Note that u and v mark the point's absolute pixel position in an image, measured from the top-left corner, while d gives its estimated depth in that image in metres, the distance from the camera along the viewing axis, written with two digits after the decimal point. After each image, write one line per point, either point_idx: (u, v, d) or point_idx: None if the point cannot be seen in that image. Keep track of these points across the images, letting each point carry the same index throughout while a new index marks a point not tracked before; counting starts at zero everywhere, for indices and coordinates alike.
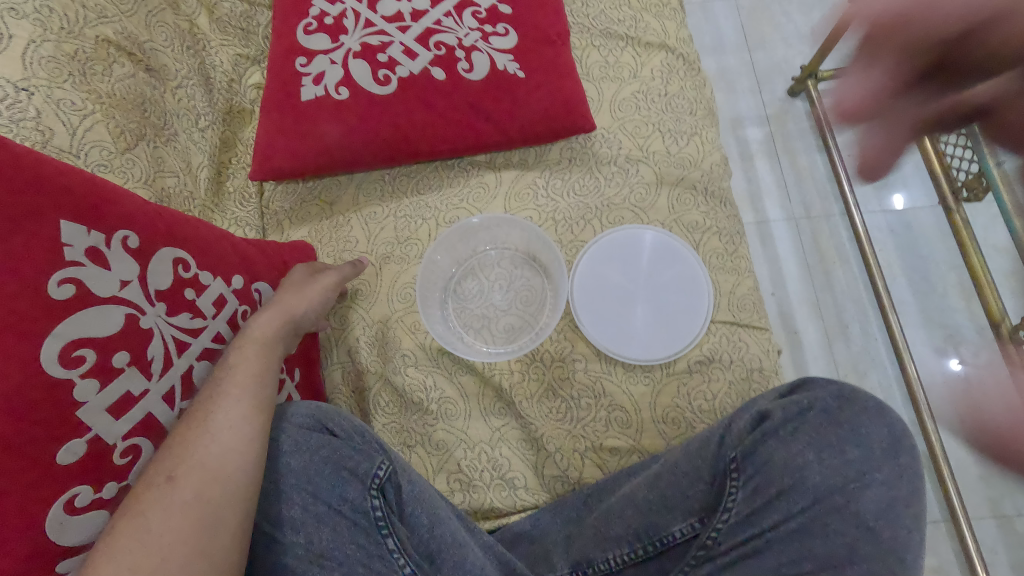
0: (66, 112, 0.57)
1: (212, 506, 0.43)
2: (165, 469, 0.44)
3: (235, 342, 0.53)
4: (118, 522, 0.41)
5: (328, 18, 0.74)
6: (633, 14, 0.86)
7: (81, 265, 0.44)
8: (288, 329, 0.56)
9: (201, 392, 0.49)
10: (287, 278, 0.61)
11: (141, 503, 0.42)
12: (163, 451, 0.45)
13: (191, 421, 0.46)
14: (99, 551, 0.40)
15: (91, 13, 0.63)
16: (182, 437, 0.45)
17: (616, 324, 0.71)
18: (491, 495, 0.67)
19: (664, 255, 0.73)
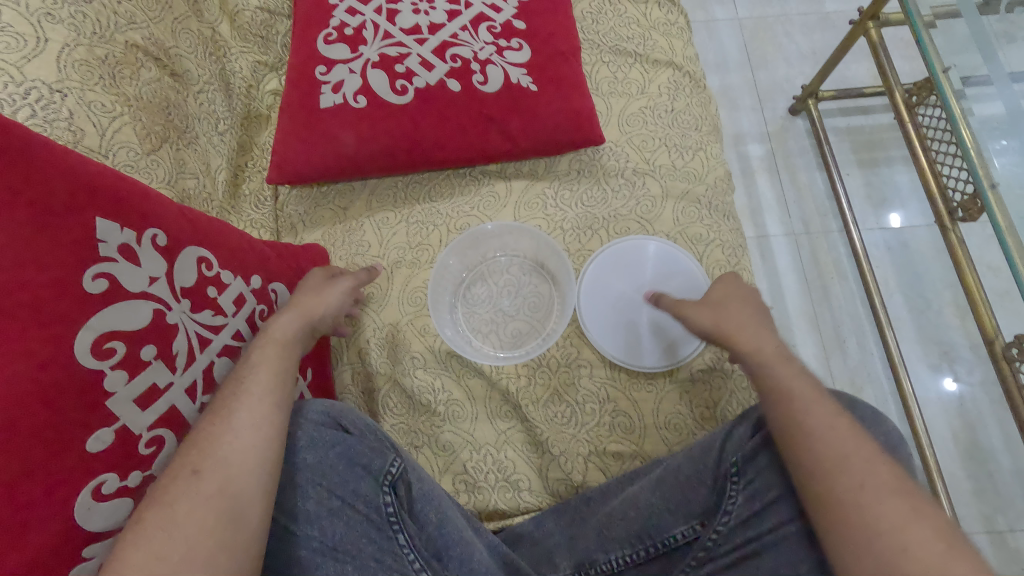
0: (96, 113, 0.59)
1: (235, 501, 0.44)
2: (190, 464, 0.45)
3: (258, 342, 0.55)
4: (146, 514, 0.43)
5: (348, 29, 0.76)
6: (642, 32, 0.89)
7: (114, 261, 0.46)
8: (307, 327, 0.58)
9: (223, 389, 0.51)
10: (304, 281, 0.63)
11: (168, 494, 0.44)
12: (186, 446, 0.47)
13: (216, 418, 0.48)
14: (127, 541, 0.41)
15: (121, 19, 0.65)
16: (206, 434, 0.47)
17: (608, 322, 0.74)
18: (496, 496, 0.69)
19: (676, 275, 0.74)
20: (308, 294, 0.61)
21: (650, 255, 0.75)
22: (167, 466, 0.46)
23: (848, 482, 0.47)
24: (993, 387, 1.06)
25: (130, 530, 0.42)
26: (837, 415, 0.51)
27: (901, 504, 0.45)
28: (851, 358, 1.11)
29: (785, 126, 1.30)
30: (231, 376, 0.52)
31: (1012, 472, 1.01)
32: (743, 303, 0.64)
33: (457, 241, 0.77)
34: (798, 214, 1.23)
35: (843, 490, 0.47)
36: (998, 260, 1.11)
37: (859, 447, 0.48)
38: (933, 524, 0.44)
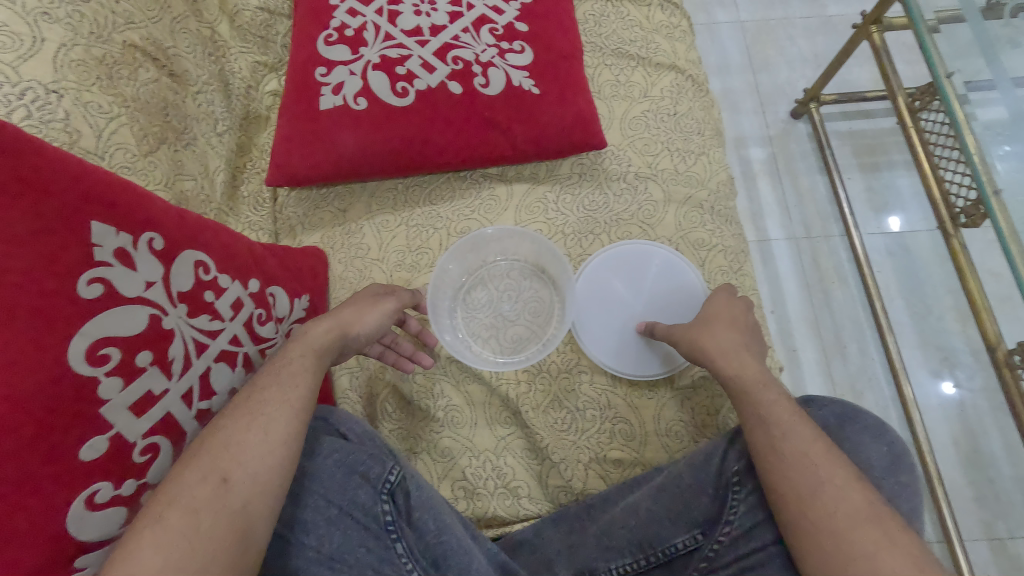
0: (93, 114, 0.58)
1: (258, 517, 0.44)
2: (221, 469, 0.45)
3: (296, 350, 0.55)
4: (168, 513, 0.42)
5: (349, 30, 0.75)
6: (644, 35, 0.89)
7: (109, 265, 0.45)
8: (343, 345, 0.58)
9: (259, 393, 0.50)
10: (353, 297, 0.63)
11: (194, 499, 0.43)
12: (215, 447, 0.46)
13: (248, 424, 0.48)
14: (144, 539, 0.40)
15: (119, 18, 0.64)
16: (240, 439, 0.46)
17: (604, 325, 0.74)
18: (495, 503, 0.68)
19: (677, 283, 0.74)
20: (351, 310, 0.60)
21: (652, 260, 0.75)
22: (191, 464, 0.45)
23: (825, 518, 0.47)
24: (994, 393, 1.06)
25: (147, 527, 0.41)
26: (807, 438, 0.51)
27: (877, 534, 0.45)
28: (852, 363, 1.10)
29: (786, 130, 1.29)
30: (262, 378, 0.52)
31: (1013, 479, 1.00)
32: (729, 323, 0.63)
33: (458, 246, 0.74)
34: (800, 218, 1.22)
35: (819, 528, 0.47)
36: (999, 265, 1.10)
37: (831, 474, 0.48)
38: (907, 551, 0.44)
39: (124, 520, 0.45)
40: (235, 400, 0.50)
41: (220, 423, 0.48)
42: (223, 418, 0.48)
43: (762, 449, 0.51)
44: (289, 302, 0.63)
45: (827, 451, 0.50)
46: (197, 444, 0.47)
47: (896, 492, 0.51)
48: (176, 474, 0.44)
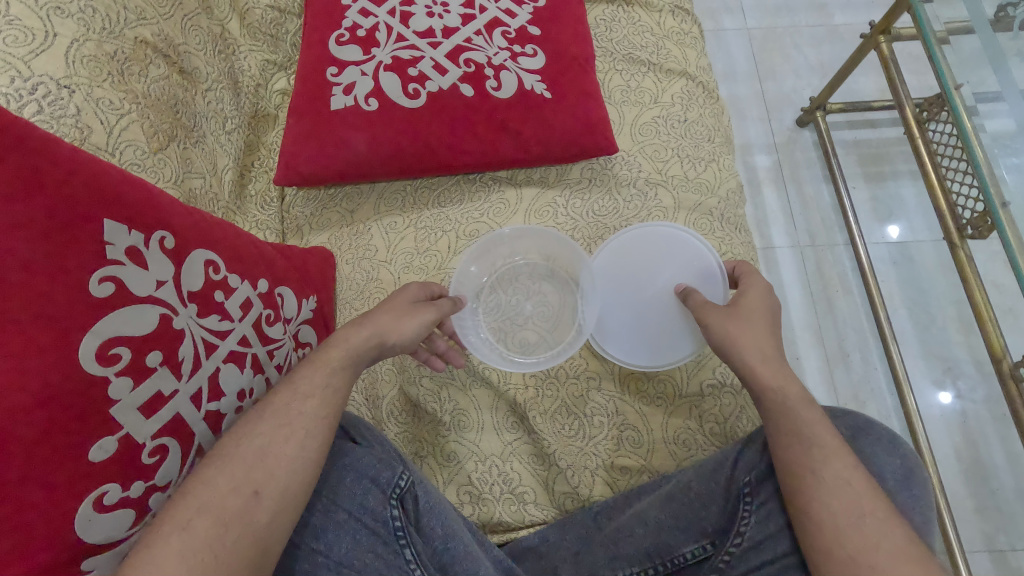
0: (104, 111, 0.58)
1: (280, 533, 0.45)
2: (253, 481, 0.45)
3: (334, 356, 0.54)
4: (196, 522, 0.42)
5: (361, 30, 0.75)
6: (655, 41, 0.88)
7: (121, 264, 0.45)
8: (378, 353, 0.56)
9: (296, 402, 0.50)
10: (401, 295, 0.60)
11: (226, 510, 0.43)
12: (248, 455, 0.46)
13: (282, 435, 0.48)
14: (170, 546, 0.41)
15: (131, 15, 0.64)
16: (273, 452, 0.47)
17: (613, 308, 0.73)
18: (501, 509, 0.67)
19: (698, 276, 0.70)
20: (391, 314, 0.58)
21: (683, 249, 0.72)
22: (222, 469, 0.45)
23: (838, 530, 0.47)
24: (997, 404, 1.06)
25: (175, 534, 0.41)
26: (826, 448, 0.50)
27: (897, 553, 0.45)
28: (855, 372, 1.10)
29: (792, 138, 1.30)
30: (297, 382, 0.51)
31: (1014, 491, 1.00)
32: (766, 318, 0.59)
33: (478, 246, 0.71)
34: (805, 226, 1.22)
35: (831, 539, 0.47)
36: (1004, 276, 1.10)
37: (847, 484, 0.48)
38: None
39: (132, 522, 0.44)
40: (268, 404, 0.50)
41: (252, 428, 0.48)
42: (258, 424, 0.48)
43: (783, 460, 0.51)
44: (297, 302, 0.63)
45: (845, 461, 0.50)
46: (227, 448, 0.47)
47: (908, 504, 0.51)
48: (205, 477, 0.45)
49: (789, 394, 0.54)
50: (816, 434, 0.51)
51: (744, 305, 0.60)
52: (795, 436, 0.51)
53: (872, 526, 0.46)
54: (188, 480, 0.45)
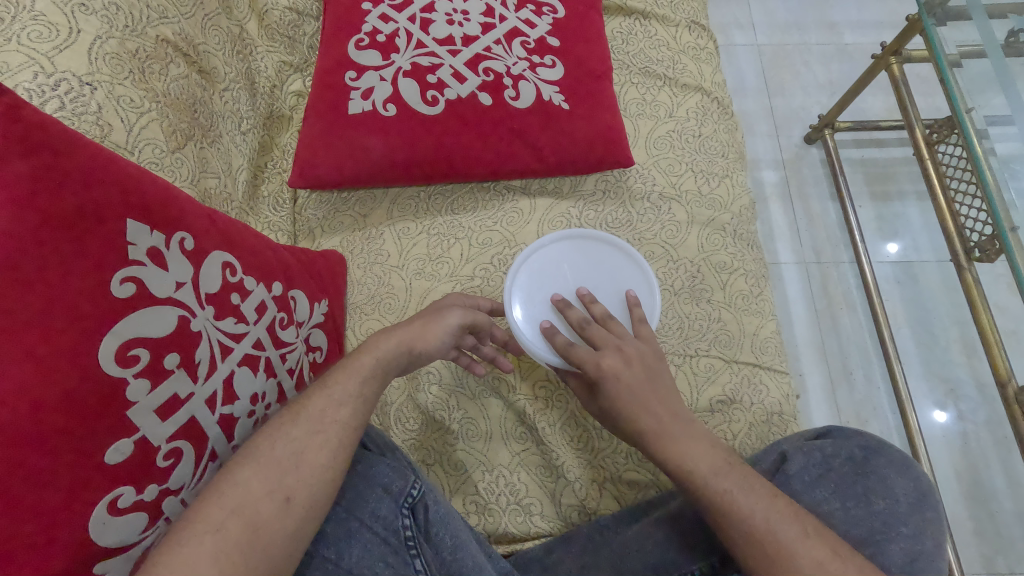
0: (125, 109, 0.58)
1: (305, 541, 0.45)
2: (285, 487, 0.45)
3: (366, 362, 0.54)
4: (229, 524, 0.42)
5: (381, 36, 0.75)
6: (671, 55, 0.89)
7: (143, 264, 0.45)
8: (405, 361, 0.57)
9: (327, 409, 0.50)
10: (436, 304, 0.64)
11: (256, 515, 0.43)
12: (283, 460, 0.46)
13: (317, 442, 0.48)
14: (202, 548, 0.40)
15: (153, 13, 0.64)
16: (307, 459, 0.47)
17: (595, 262, 0.71)
18: (506, 520, 0.67)
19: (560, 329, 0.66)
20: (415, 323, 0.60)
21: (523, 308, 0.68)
22: (256, 471, 0.45)
23: (810, 554, 0.46)
24: (998, 427, 1.06)
25: (207, 534, 0.41)
26: (737, 482, 0.51)
27: None
28: (858, 390, 1.10)
29: (799, 154, 1.30)
30: (332, 388, 0.51)
31: (1013, 514, 1.01)
32: (629, 396, 0.57)
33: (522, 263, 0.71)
34: (811, 242, 1.22)
35: (808, 562, 0.46)
36: (1007, 300, 1.11)
37: (753, 510, 0.49)
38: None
39: (144, 526, 0.43)
40: (303, 408, 0.50)
41: (288, 431, 0.48)
42: (292, 428, 0.48)
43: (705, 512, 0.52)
44: (309, 306, 0.63)
45: (764, 486, 0.51)
46: (261, 450, 0.47)
47: (919, 528, 0.51)
48: (239, 477, 0.45)
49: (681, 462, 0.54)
50: (710, 480, 0.52)
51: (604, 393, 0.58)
52: (714, 474, 0.52)
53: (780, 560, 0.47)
54: (221, 478, 0.45)
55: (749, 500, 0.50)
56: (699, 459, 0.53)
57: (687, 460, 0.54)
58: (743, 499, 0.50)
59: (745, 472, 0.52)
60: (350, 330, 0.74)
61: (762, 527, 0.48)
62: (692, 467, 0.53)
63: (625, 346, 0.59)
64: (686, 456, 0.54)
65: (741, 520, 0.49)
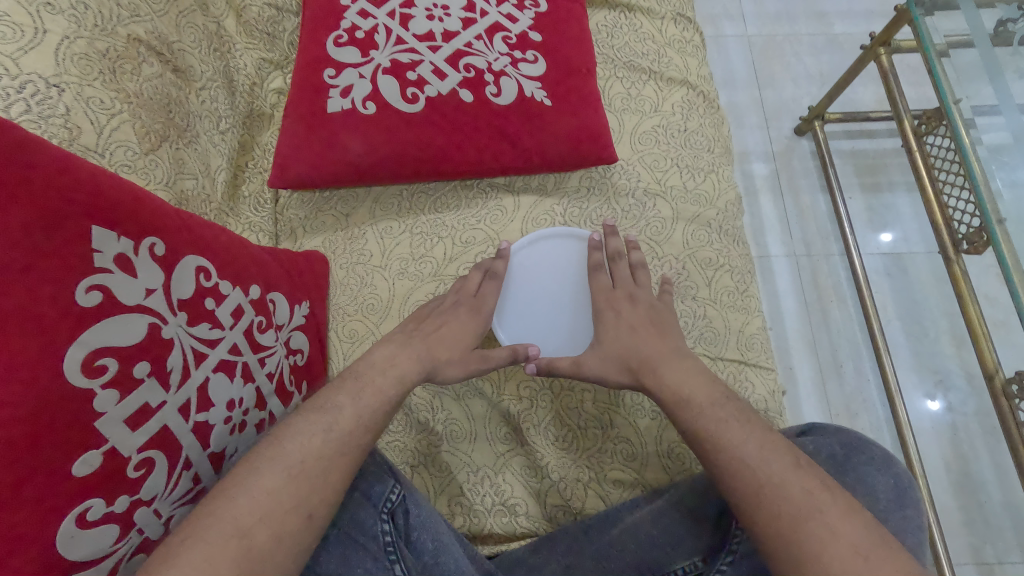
0: (94, 110, 0.57)
1: (297, 554, 0.46)
2: (309, 504, 0.47)
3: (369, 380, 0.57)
4: (256, 531, 0.44)
5: (360, 32, 0.74)
6: (656, 49, 0.88)
7: (110, 272, 0.44)
8: (416, 367, 0.60)
9: (353, 430, 0.52)
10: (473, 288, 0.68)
11: (280, 526, 0.45)
12: (311, 475, 0.48)
13: (342, 463, 0.50)
14: (228, 549, 0.43)
15: (124, 11, 0.63)
16: (333, 479, 0.49)
17: (560, 256, 0.71)
18: (492, 520, 0.66)
19: (547, 327, 0.69)
20: (448, 336, 0.64)
21: (514, 327, 0.69)
22: (286, 483, 0.47)
23: (800, 484, 0.48)
24: (987, 417, 1.06)
25: (234, 538, 0.43)
26: (732, 413, 0.55)
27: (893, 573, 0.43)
28: (847, 383, 1.10)
29: (790, 146, 1.29)
30: (362, 408, 0.54)
31: (1002, 504, 1.01)
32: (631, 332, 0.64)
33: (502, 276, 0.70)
34: (800, 235, 1.22)
35: (796, 492, 0.48)
36: (996, 291, 1.11)
37: (746, 440, 0.52)
38: (845, 538, 0.45)
39: (115, 538, 0.43)
40: (338, 424, 0.52)
41: (320, 445, 0.50)
42: (321, 442, 0.50)
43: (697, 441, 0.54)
44: (289, 308, 0.63)
45: (757, 421, 0.54)
46: (293, 455, 0.49)
47: (901, 528, 0.51)
48: (270, 487, 0.47)
49: (681, 390, 0.58)
50: (707, 409, 0.55)
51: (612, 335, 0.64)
52: (709, 404, 0.56)
53: (770, 489, 0.48)
54: (249, 482, 0.46)
55: (747, 426, 0.53)
56: (695, 384, 0.58)
57: (685, 392, 0.57)
58: (737, 430, 0.53)
59: (740, 406, 0.56)
60: (333, 332, 0.73)
61: (752, 456, 0.51)
62: (691, 388, 0.57)
63: (628, 291, 0.67)
64: (685, 381, 0.58)
65: (735, 451, 0.51)
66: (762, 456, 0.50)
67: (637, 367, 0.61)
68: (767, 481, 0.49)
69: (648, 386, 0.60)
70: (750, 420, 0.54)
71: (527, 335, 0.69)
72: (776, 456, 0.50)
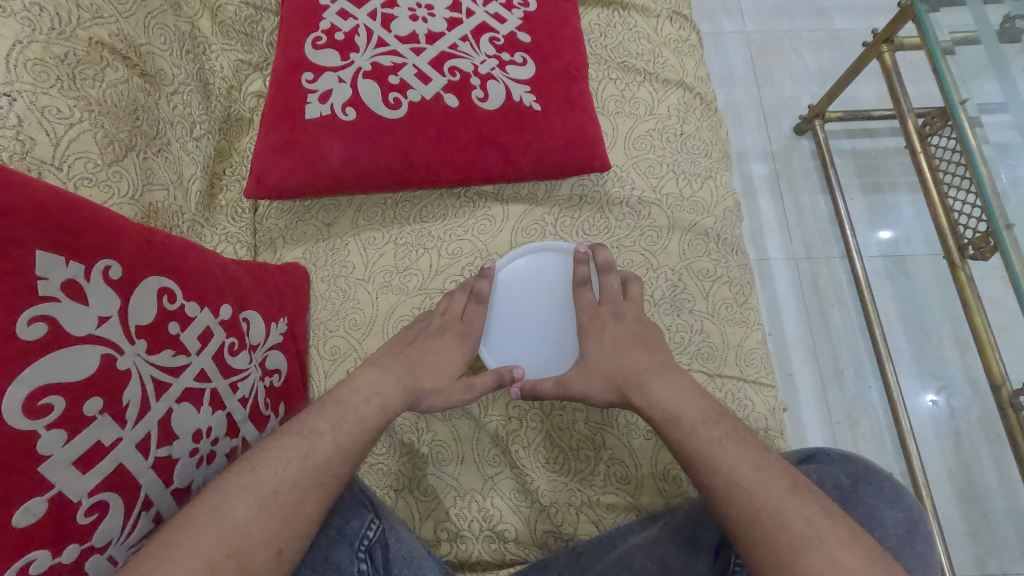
0: (51, 120, 0.53)
1: None
2: (280, 537, 0.44)
3: (347, 406, 0.53)
4: (223, 567, 0.41)
5: (339, 33, 0.70)
6: (652, 48, 0.84)
7: (56, 301, 0.40)
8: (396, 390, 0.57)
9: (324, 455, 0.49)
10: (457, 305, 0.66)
11: (247, 560, 0.42)
12: (283, 506, 0.45)
13: (314, 493, 0.47)
14: None
15: (85, 13, 0.59)
16: (305, 510, 0.46)
17: (541, 269, 0.68)
18: (480, 547, 0.63)
19: (535, 346, 0.66)
20: (432, 364, 0.61)
21: (501, 350, 0.66)
22: (256, 514, 0.44)
23: (799, 509, 0.45)
24: (992, 424, 1.03)
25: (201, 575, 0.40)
26: (724, 432, 0.51)
27: None
28: (849, 390, 1.07)
29: (789, 145, 1.26)
30: (339, 436, 0.51)
31: (1006, 513, 0.98)
32: (624, 350, 0.60)
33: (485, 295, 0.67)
34: (800, 237, 1.19)
35: (796, 518, 0.45)
36: (1001, 294, 1.08)
37: (741, 460, 0.49)
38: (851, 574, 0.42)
39: None
40: (311, 450, 0.49)
41: (292, 473, 0.47)
42: (290, 468, 0.47)
43: (687, 462, 0.51)
44: (265, 326, 0.59)
45: (752, 440, 0.51)
46: (265, 484, 0.46)
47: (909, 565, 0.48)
48: (238, 517, 0.43)
49: (671, 407, 0.54)
50: (699, 427, 0.52)
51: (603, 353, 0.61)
52: (700, 422, 0.52)
53: (768, 517, 0.45)
54: (216, 512, 0.43)
55: (740, 444, 0.50)
56: (683, 399, 0.55)
57: (676, 409, 0.54)
58: (730, 449, 0.49)
59: (732, 424, 0.53)
60: (313, 349, 0.70)
61: (749, 478, 0.47)
62: (681, 404, 0.54)
63: (614, 307, 0.63)
64: (674, 396, 0.55)
65: (730, 473, 0.48)
66: (756, 478, 0.47)
67: (623, 385, 0.58)
68: (765, 506, 0.46)
69: (637, 404, 0.57)
70: (742, 437, 0.51)
71: (514, 356, 0.66)
72: (774, 480, 0.47)
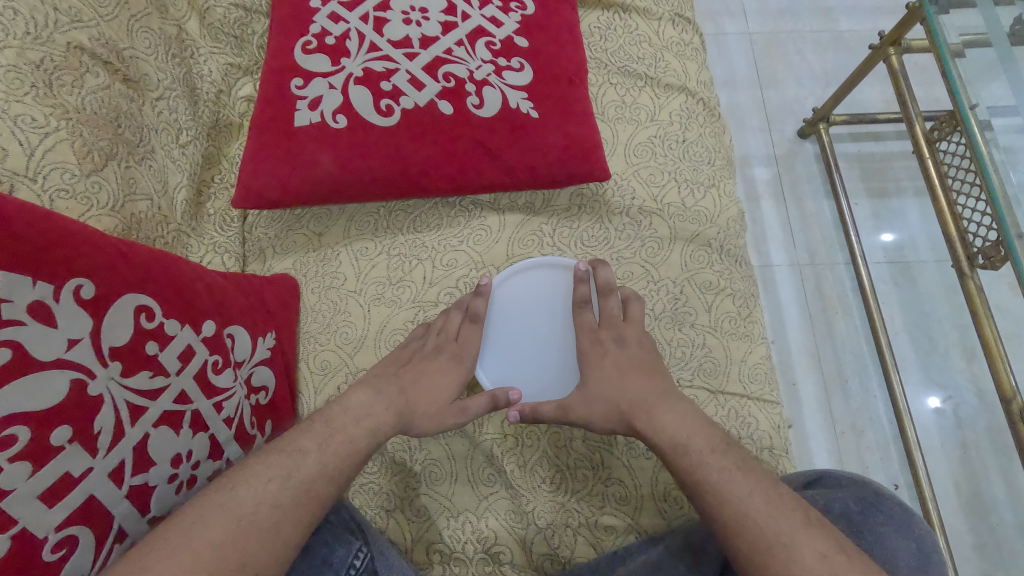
0: (24, 129, 0.51)
1: None
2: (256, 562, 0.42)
3: (334, 427, 0.51)
4: None
5: (330, 37, 0.68)
6: (653, 52, 0.82)
7: (22, 324, 0.39)
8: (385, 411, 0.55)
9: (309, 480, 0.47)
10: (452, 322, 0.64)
11: None
12: (261, 529, 0.43)
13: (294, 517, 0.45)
14: None
15: (63, 17, 0.57)
16: (284, 534, 0.44)
17: (539, 285, 0.65)
18: (473, 570, 0.61)
19: (533, 366, 0.64)
20: (424, 388, 0.59)
21: (499, 370, 0.64)
22: (233, 537, 0.42)
23: (812, 545, 0.43)
24: (1000, 436, 1.01)
25: None
26: (734, 464, 0.49)
27: None
28: (854, 400, 1.05)
29: (793, 150, 1.24)
30: (325, 460, 0.49)
31: (1015, 527, 0.96)
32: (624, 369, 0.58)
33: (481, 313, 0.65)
34: (804, 244, 1.16)
35: (810, 554, 0.43)
36: (1009, 302, 1.05)
37: (752, 491, 0.47)
38: None
39: None
40: (294, 472, 0.47)
41: (272, 494, 0.45)
42: (271, 489, 0.45)
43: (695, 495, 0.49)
44: (251, 342, 0.56)
45: (761, 471, 0.49)
46: (242, 506, 0.43)
47: None
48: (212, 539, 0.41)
49: (675, 433, 0.52)
50: (708, 457, 0.50)
51: (602, 372, 0.58)
52: (710, 451, 0.50)
53: (778, 554, 0.43)
54: (190, 533, 0.41)
55: (750, 474, 0.48)
56: (689, 425, 0.53)
57: (683, 436, 0.52)
58: (741, 481, 0.48)
59: (740, 456, 0.50)
60: (303, 363, 0.68)
61: (760, 511, 0.45)
62: (688, 431, 0.52)
63: (613, 328, 0.61)
64: (681, 424, 0.53)
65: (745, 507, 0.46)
66: (767, 511, 0.45)
67: (628, 413, 0.56)
68: (780, 543, 0.44)
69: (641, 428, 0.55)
70: (752, 469, 0.49)
71: (512, 377, 0.64)
72: (784, 514, 0.45)
